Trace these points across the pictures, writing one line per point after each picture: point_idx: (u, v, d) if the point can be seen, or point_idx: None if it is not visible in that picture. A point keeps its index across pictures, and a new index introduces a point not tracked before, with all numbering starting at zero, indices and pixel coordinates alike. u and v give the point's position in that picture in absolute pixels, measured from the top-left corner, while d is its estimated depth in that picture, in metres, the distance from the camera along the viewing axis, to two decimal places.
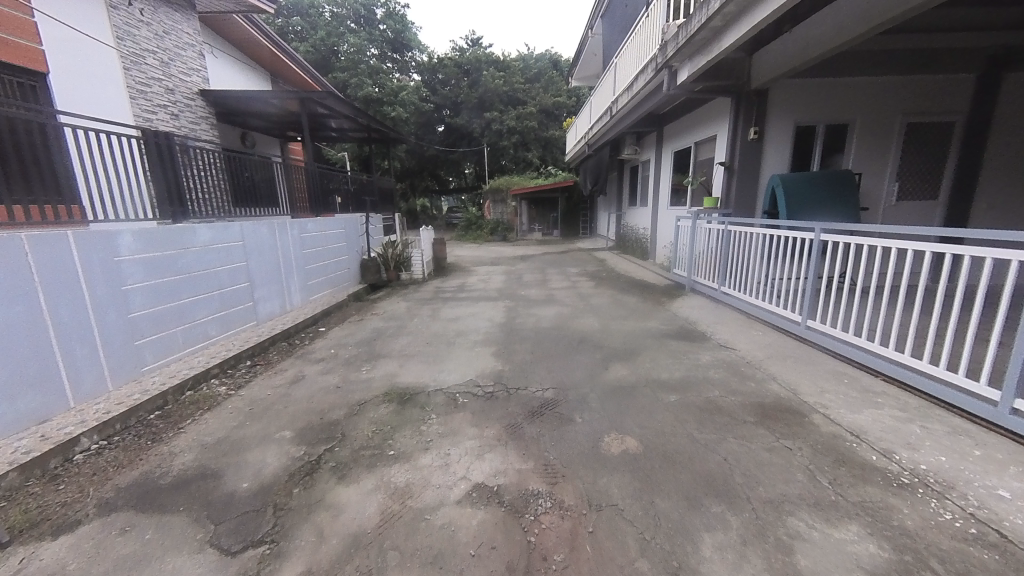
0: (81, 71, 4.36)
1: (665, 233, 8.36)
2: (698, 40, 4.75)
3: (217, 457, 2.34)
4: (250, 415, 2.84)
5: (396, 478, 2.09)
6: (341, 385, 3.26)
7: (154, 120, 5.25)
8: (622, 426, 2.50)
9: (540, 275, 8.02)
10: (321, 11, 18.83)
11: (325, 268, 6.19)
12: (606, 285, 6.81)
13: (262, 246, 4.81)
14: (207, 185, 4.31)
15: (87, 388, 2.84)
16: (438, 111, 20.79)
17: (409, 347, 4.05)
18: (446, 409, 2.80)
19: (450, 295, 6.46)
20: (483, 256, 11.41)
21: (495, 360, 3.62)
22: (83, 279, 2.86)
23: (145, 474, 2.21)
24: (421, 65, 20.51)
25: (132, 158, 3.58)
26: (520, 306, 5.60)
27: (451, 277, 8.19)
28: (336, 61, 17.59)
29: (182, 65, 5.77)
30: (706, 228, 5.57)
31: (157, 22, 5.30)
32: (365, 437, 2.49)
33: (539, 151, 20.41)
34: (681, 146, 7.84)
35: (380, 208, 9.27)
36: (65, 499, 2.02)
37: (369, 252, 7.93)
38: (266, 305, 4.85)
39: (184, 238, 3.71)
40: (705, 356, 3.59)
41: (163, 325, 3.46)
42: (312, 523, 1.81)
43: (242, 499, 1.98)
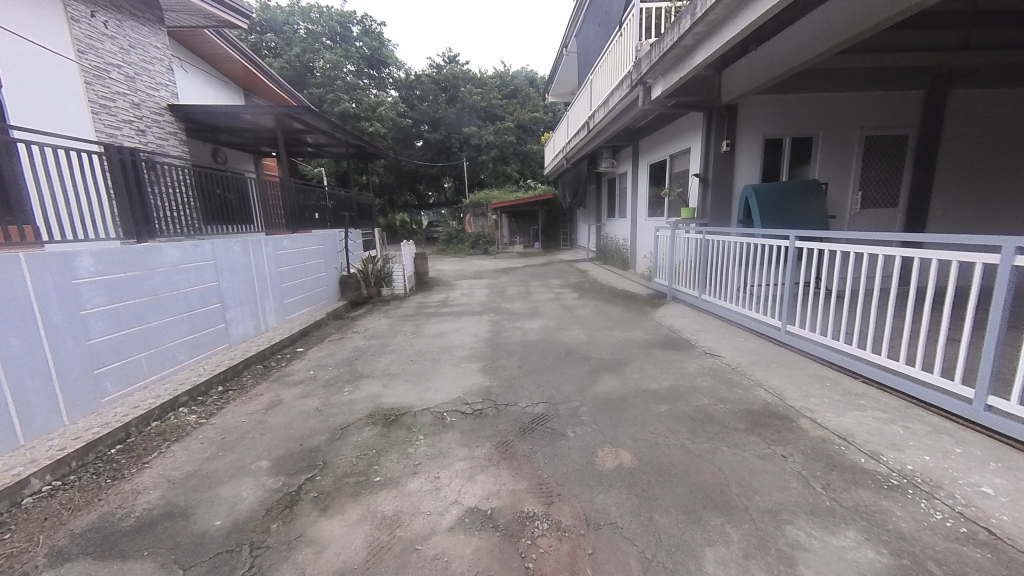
0: (37, 85, 4.14)
1: (644, 243, 8.51)
2: (670, 58, 4.94)
3: (186, 494, 2.17)
4: (222, 445, 2.66)
5: (384, 507, 1.98)
6: (322, 409, 3.10)
7: (117, 135, 5.02)
8: (615, 439, 2.46)
9: (523, 288, 8.00)
10: (296, 28, 18.42)
11: (301, 286, 6.00)
12: (590, 296, 6.84)
13: (235, 265, 4.62)
14: (176, 202, 4.12)
15: (40, 423, 2.60)
16: (416, 127, 20.81)
17: (393, 366, 3.92)
18: (434, 429, 2.70)
19: (433, 310, 6.35)
20: (465, 270, 11.35)
21: (483, 376, 3.54)
22: (36, 305, 2.65)
23: (103, 517, 2.02)
24: (399, 82, 20.63)
25: (94, 175, 3.38)
26: (505, 319, 5.55)
27: (434, 291, 8.07)
28: (312, 77, 17.40)
29: (149, 80, 5.57)
30: (685, 237, 5.70)
31: (123, 36, 5.11)
32: (349, 464, 2.36)
33: (518, 165, 20.68)
34: (657, 159, 8.06)
35: (359, 223, 9.11)
36: (10, 550, 1.82)
37: (348, 268, 7.75)
38: (240, 326, 4.64)
39: (149, 258, 3.52)
40: (691, 364, 3.62)
41: (126, 351, 3.24)
42: (293, 561, 1.68)
43: (216, 538, 1.83)
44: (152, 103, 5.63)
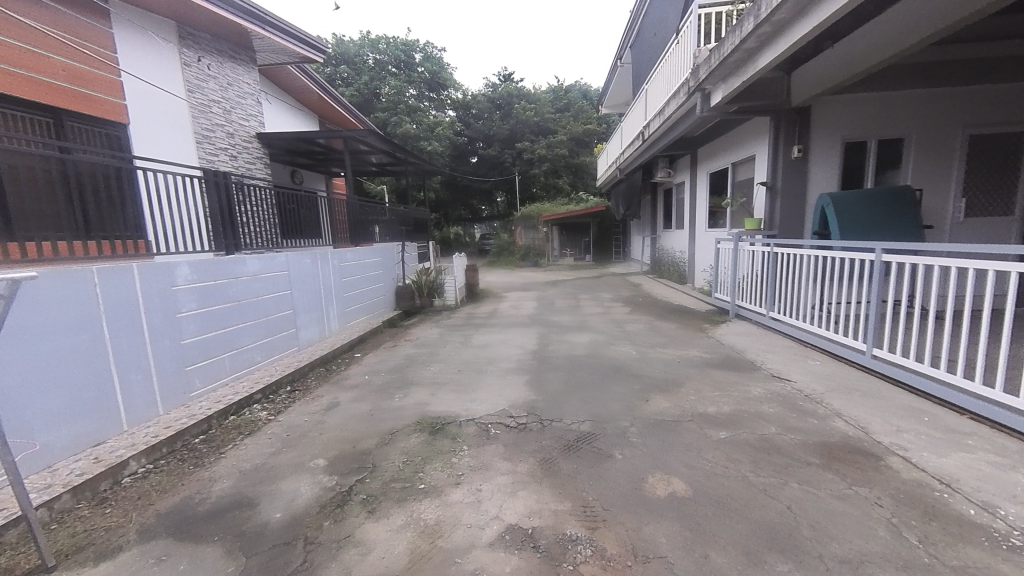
0: (154, 121, 4.89)
1: (704, 255, 8.04)
2: (732, 63, 4.69)
3: (252, 485, 2.36)
4: (286, 442, 2.87)
5: (427, 515, 2.01)
6: (374, 414, 3.25)
7: (215, 161, 5.75)
8: (667, 465, 2.30)
9: (572, 301, 7.86)
10: (365, 59, 19.82)
11: (361, 296, 6.38)
12: (642, 311, 6.53)
13: (304, 276, 5.06)
14: (259, 219, 4.60)
15: (140, 412, 2.99)
16: (471, 144, 21.55)
17: (440, 375, 4.02)
18: (478, 440, 2.71)
19: (482, 321, 6.47)
20: (513, 282, 11.43)
21: (528, 390, 3.50)
22: (144, 309, 3.07)
23: (185, 500, 2.25)
24: (456, 102, 21.61)
25: (195, 196, 3.89)
26: (552, 332, 5.48)
27: (483, 303, 8.25)
28: (377, 101, 18.54)
29: (242, 112, 6.32)
30: (749, 250, 5.30)
31: (222, 75, 5.87)
32: (396, 469, 2.44)
33: (569, 177, 20.88)
34: (717, 167, 7.63)
35: (415, 237, 9.60)
36: (109, 524, 2.08)
37: (404, 279, 8.18)
38: (307, 332, 5.04)
39: (234, 268, 3.96)
40: (755, 387, 3.32)
41: (212, 351, 3.64)
42: (340, 561, 1.75)
43: (275, 531, 1.96)
44: (244, 132, 6.38)
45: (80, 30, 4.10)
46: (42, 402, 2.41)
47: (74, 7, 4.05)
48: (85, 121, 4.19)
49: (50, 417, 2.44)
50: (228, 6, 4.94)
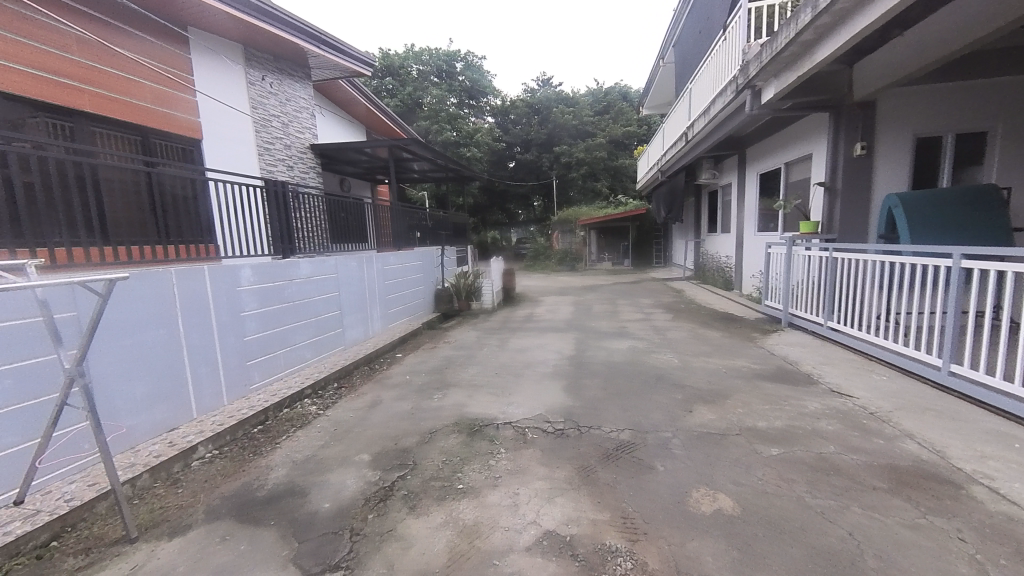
0: (223, 136, 5.36)
1: (752, 260, 7.63)
2: (786, 57, 4.43)
3: (304, 475, 2.50)
4: (333, 436, 3.03)
5: (465, 515, 2.04)
6: (414, 413, 3.35)
7: (274, 171, 6.20)
8: (712, 481, 2.20)
9: (610, 307, 7.71)
10: (408, 70, 20.59)
11: (402, 298, 6.62)
12: (685, 319, 6.28)
13: (351, 278, 5.33)
14: (312, 225, 4.90)
15: (207, 401, 3.27)
16: (509, 149, 21.74)
17: (478, 377, 4.08)
18: (515, 444, 2.73)
19: (519, 325, 6.49)
20: (550, 286, 11.39)
21: (565, 395, 3.47)
22: (213, 308, 3.36)
23: (245, 485, 2.43)
24: (495, 109, 21.92)
25: (257, 204, 4.21)
26: (590, 338, 5.40)
27: (519, 306, 8.28)
28: (419, 110, 19.09)
29: (299, 125, 6.77)
30: (805, 255, 4.96)
31: (282, 92, 6.33)
32: (435, 467, 2.50)
33: (608, 180, 20.56)
34: (768, 167, 7.23)
35: (454, 241, 9.84)
36: (181, 503, 2.28)
37: (443, 282, 8.39)
38: (352, 331, 5.30)
39: (290, 271, 4.24)
40: (810, 402, 3.10)
41: (269, 348, 3.92)
42: (383, 554, 1.82)
43: (324, 520, 2.07)
44: (300, 143, 6.83)
45: (161, 56, 4.61)
46: (129, 390, 2.70)
47: (156, 35, 4.56)
48: (166, 139, 4.71)
49: (134, 403, 2.72)
50: (289, 28, 5.34)
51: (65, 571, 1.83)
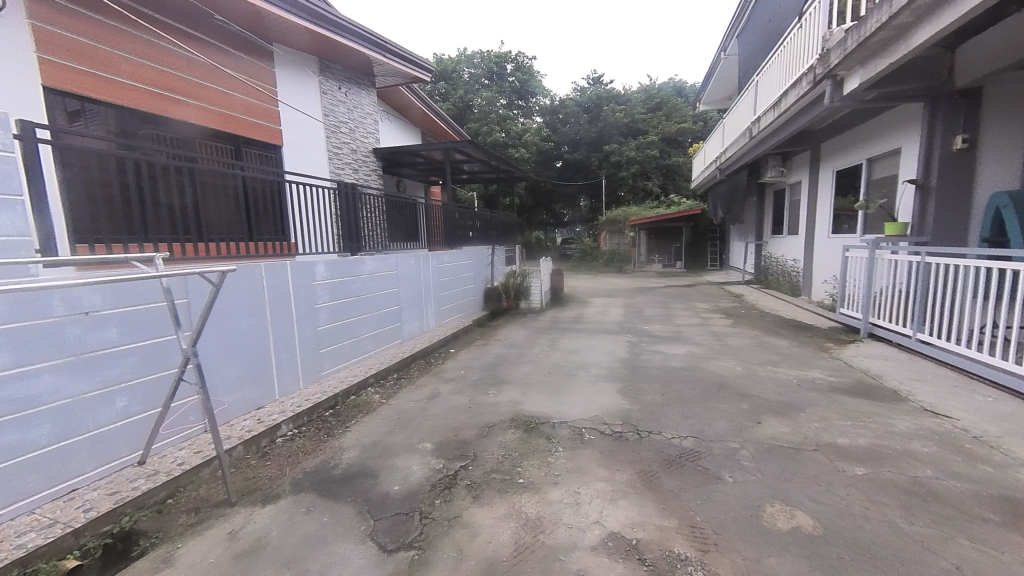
0: (300, 143, 5.82)
1: (825, 264, 7.04)
2: (875, 43, 4.05)
3: (373, 459, 2.67)
4: (397, 424, 3.20)
5: (528, 509, 2.08)
6: (470, 407, 3.45)
7: (342, 174, 6.63)
8: (789, 497, 2.07)
9: (663, 310, 7.45)
10: (461, 74, 21.05)
11: (454, 295, 6.83)
12: (746, 325, 5.93)
13: (409, 275, 5.61)
14: (375, 224, 5.18)
15: (287, 384, 3.59)
16: (557, 149, 21.61)
17: (531, 376, 4.12)
18: (573, 443, 2.73)
19: (569, 326, 6.45)
20: (598, 288, 11.22)
21: (622, 398, 3.41)
22: (293, 300, 3.67)
23: (322, 463, 2.64)
24: (544, 109, 21.87)
25: (329, 205, 4.51)
26: (643, 341, 5.26)
27: (568, 307, 8.25)
28: (469, 113, 19.45)
29: (364, 130, 7.18)
30: (890, 259, 4.51)
31: (349, 99, 6.75)
32: (495, 460, 2.57)
33: (660, 179, 19.86)
34: (845, 164, 6.64)
35: (503, 241, 9.98)
36: (270, 474, 2.53)
37: (492, 281, 8.54)
38: (409, 325, 5.55)
39: (356, 267, 4.54)
40: (899, 421, 2.82)
41: (338, 338, 4.21)
42: (452, 539, 1.90)
43: (395, 501, 2.20)
44: (365, 147, 7.24)
45: (253, 71, 5.11)
46: (226, 370, 3.03)
47: (250, 53, 5.08)
48: (257, 147, 5.27)
49: (229, 382, 3.05)
50: (367, 43, 5.85)
51: (181, 525, 2.09)
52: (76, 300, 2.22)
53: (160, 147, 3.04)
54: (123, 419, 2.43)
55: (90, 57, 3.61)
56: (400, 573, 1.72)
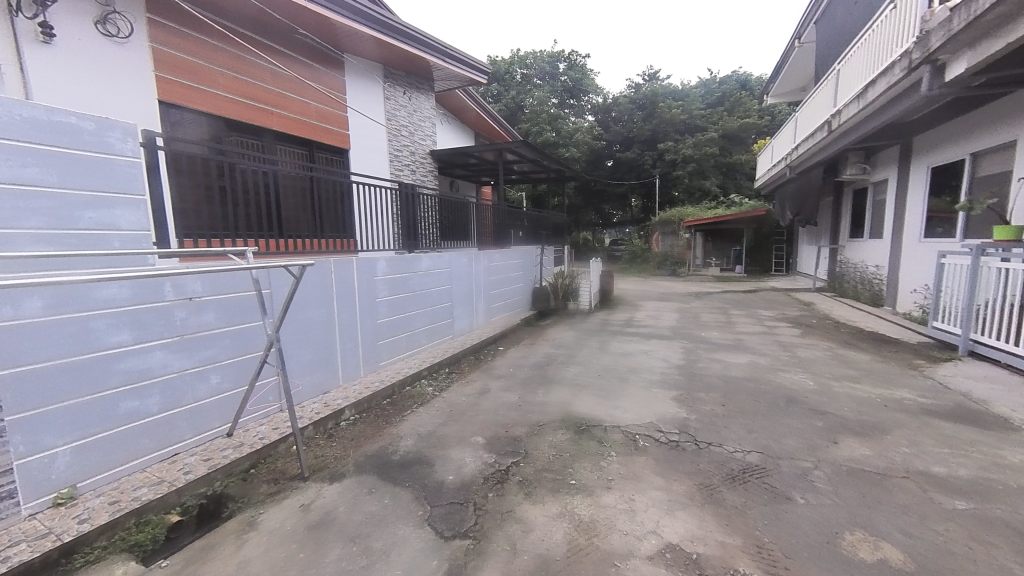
0: (364, 146, 6.18)
1: (916, 271, 6.28)
2: (989, 22, 3.55)
3: (429, 448, 2.78)
4: (450, 416, 3.31)
5: (581, 511, 2.07)
6: (521, 404, 3.48)
7: (401, 175, 6.94)
8: (871, 525, 1.89)
9: (722, 317, 7.04)
10: (513, 75, 21.21)
11: (502, 294, 6.92)
12: (818, 336, 5.45)
13: (461, 273, 5.76)
14: (431, 223, 5.36)
15: (350, 372, 3.83)
16: (609, 147, 21.11)
17: (581, 377, 4.08)
18: (626, 449, 2.67)
19: (619, 329, 6.28)
20: (650, 291, 10.83)
21: (678, 406, 3.28)
22: (357, 293, 3.91)
23: (382, 448, 2.80)
24: (596, 107, 21.46)
25: (390, 204, 4.74)
26: (700, 349, 5.01)
27: (618, 310, 8.06)
28: (521, 113, 19.54)
29: (422, 133, 7.46)
30: (999, 267, 3.93)
31: (409, 104, 7.05)
32: (546, 459, 2.57)
33: (720, 178, 18.76)
34: (943, 159, 5.89)
35: (552, 241, 9.94)
36: (336, 454, 2.72)
37: (541, 281, 8.54)
38: (460, 322, 5.72)
39: (413, 264, 4.74)
40: (1012, 453, 2.46)
41: (395, 331, 4.43)
42: (506, 532, 1.93)
43: (449, 490, 2.28)
44: (422, 149, 7.52)
45: (326, 80, 5.50)
46: (299, 356, 3.30)
47: (324, 63, 5.47)
48: (328, 151, 5.70)
49: (302, 367, 3.32)
50: (428, 49, 6.11)
51: (262, 493, 2.32)
52: (182, 287, 2.52)
53: (248, 152, 3.38)
54: (216, 394, 2.74)
55: (195, 73, 4.11)
56: (456, 560, 1.77)
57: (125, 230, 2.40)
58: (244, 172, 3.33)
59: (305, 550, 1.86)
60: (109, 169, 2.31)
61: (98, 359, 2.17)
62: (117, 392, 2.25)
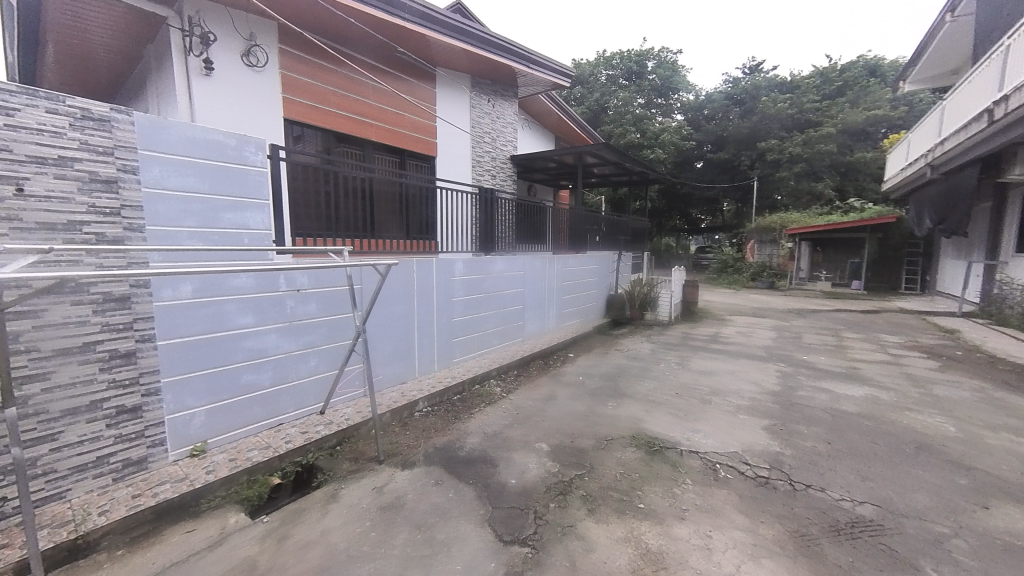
0: (449, 152, 6.53)
1: None
2: None
3: (494, 448, 2.82)
4: (516, 418, 3.33)
5: (648, 539, 1.92)
6: (589, 415, 3.37)
7: (481, 180, 7.20)
8: None
9: (831, 339, 6.09)
10: (598, 76, 20.81)
11: (575, 300, 6.81)
12: (965, 372, 4.44)
13: (534, 277, 5.79)
14: (508, 226, 5.46)
15: (426, 366, 4.07)
16: (699, 148, 19.62)
17: (655, 394, 3.82)
18: (704, 478, 2.43)
19: (701, 344, 5.77)
20: (740, 305, 9.80)
21: (770, 438, 2.90)
22: (436, 291, 4.13)
23: (450, 442, 2.91)
24: (687, 105, 20.12)
25: (469, 208, 4.94)
26: (800, 374, 4.39)
27: (702, 323, 7.43)
28: (604, 115, 19.07)
29: (504, 139, 7.65)
30: None
31: (493, 110, 7.28)
32: (613, 477, 2.45)
33: (835, 179, 16.33)
34: None
35: (631, 247, 9.52)
36: (409, 443, 2.89)
37: (616, 288, 8.23)
38: (531, 325, 5.75)
39: (487, 266, 4.88)
40: None
41: (469, 330, 4.60)
42: (565, 547, 1.87)
43: (511, 494, 2.28)
44: (503, 154, 7.72)
45: (418, 92, 5.93)
46: (382, 347, 3.59)
47: (417, 76, 5.90)
48: (418, 159, 6.13)
49: (384, 357, 3.61)
50: (512, 56, 6.23)
51: (346, 469, 2.55)
52: (293, 280, 2.90)
53: (351, 161, 3.77)
54: (313, 375, 3.08)
55: (312, 93, 4.71)
56: (514, 566, 1.76)
57: (253, 229, 2.82)
58: (346, 178, 3.72)
59: (376, 529, 2.00)
60: (244, 178, 2.74)
61: (228, 338, 2.59)
62: (238, 367, 2.65)
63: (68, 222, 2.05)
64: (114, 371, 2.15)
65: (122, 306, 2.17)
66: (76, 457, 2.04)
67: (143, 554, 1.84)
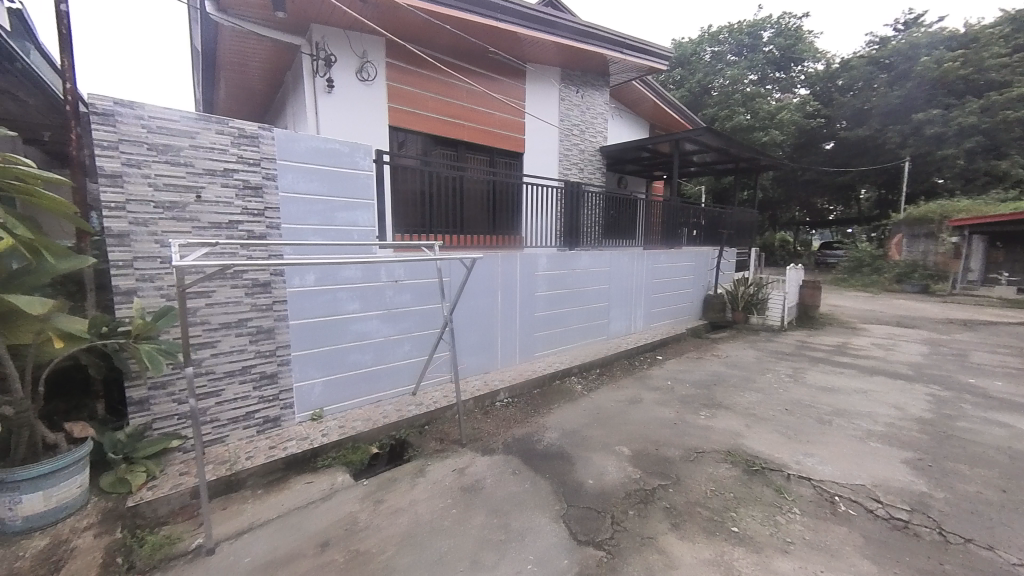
0: (537, 147, 6.56)
1: None
2: None
3: (572, 445, 2.79)
4: (596, 418, 3.25)
5: (741, 567, 1.72)
6: (677, 423, 3.13)
7: (568, 174, 7.11)
8: None
9: (1016, 361, 4.73)
10: (702, 55, 19.00)
11: (666, 299, 6.37)
12: None
13: (621, 273, 5.55)
14: (595, 220, 5.29)
15: (508, 357, 4.19)
16: (829, 126, 16.73)
17: (759, 407, 3.40)
18: (818, 511, 2.08)
19: (822, 356, 4.93)
20: (879, 312, 8.16)
21: (913, 476, 2.37)
22: (519, 285, 4.21)
23: (528, 434, 2.95)
24: (813, 77, 17.29)
25: (556, 203, 4.90)
26: (963, 402, 3.50)
27: (823, 332, 6.37)
28: (708, 97, 17.36)
29: (593, 130, 7.43)
30: None
31: (582, 102, 7.11)
32: (702, 493, 2.24)
33: None
34: None
35: (736, 242, 8.53)
36: (490, 431, 3.00)
37: (716, 288, 7.47)
38: (616, 324, 5.54)
39: (572, 262, 4.80)
40: None
41: (551, 325, 4.60)
42: (644, 558, 1.78)
43: (588, 494, 2.23)
44: (592, 146, 7.50)
45: (508, 90, 6.06)
46: (467, 337, 3.79)
47: (507, 75, 6.03)
48: (507, 156, 6.28)
49: (469, 347, 3.81)
50: (604, 43, 5.98)
51: (432, 448, 2.76)
52: (391, 272, 3.20)
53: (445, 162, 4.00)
54: (407, 359, 3.37)
55: (413, 100, 5.11)
56: (588, 568, 1.72)
57: (362, 226, 3.17)
58: (440, 178, 3.96)
59: (457, 507, 2.13)
60: (355, 181, 3.09)
61: (340, 321, 2.96)
62: (347, 347, 3.02)
63: (229, 222, 2.56)
64: (259, 344, 2.62)
65: (265, 290, 2.62)
66: (232, 410, 2.54)
67: (275, 496, 2.22)
